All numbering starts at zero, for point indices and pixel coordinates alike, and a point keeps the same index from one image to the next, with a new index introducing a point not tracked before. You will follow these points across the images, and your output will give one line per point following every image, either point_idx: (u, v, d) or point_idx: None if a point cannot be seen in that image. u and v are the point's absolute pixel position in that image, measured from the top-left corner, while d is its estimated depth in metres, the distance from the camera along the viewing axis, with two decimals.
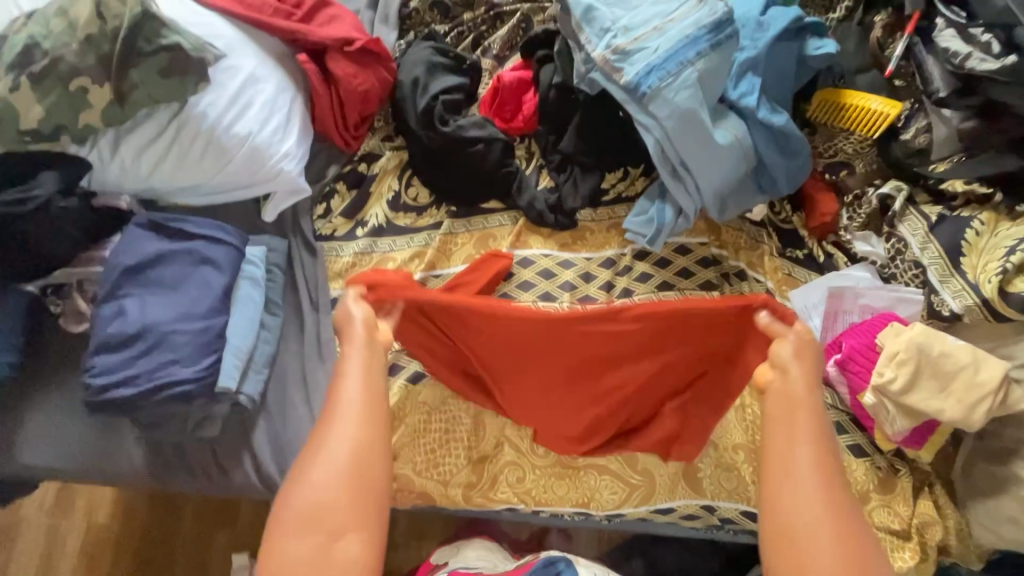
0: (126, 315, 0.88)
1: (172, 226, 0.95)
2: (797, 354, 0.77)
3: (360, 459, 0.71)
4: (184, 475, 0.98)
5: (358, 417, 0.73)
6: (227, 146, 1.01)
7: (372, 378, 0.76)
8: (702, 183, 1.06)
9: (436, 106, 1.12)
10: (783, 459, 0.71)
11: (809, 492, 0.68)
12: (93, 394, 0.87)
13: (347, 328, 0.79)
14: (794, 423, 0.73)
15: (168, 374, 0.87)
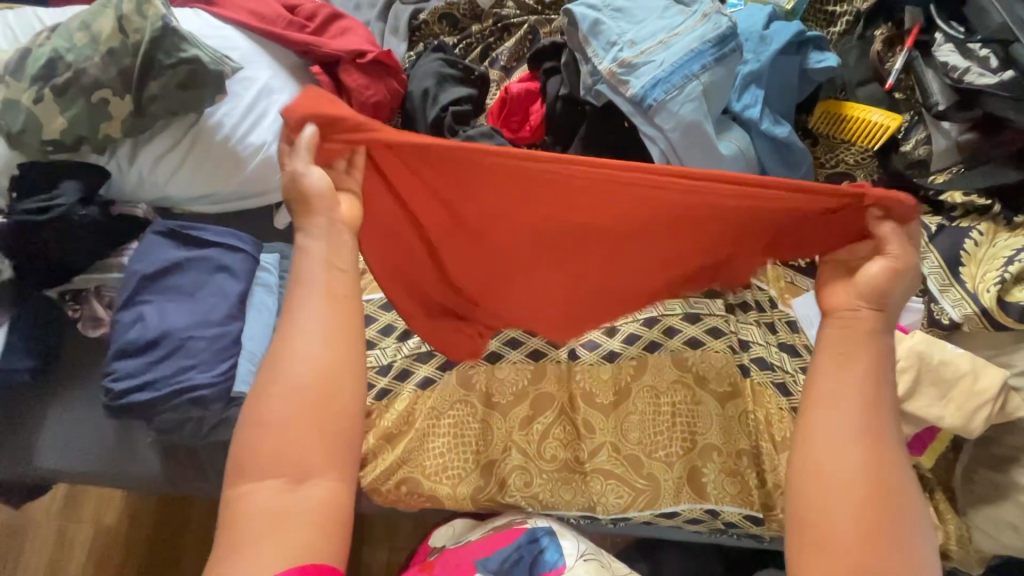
0: (146, 320, 0.90)
1: (188, 233, 0.97)
2: (882, 277, 0.69)
3: (327, 385, 0.63)
4: (198, 478, 1.00)
5: (327, 338, 0.64)
6: (242, 155, 1.04)
7: (340, 305, 0.65)
8: None
9: (445, 117, 1.14)
10: (830, 393, 0.67)
11: (847, 427, 0.66)
12: (112, 398, 0.89)
13: (310, 209, 0.66)
14: (844, 360, 0.68)
15: (186, 379, 0.89)
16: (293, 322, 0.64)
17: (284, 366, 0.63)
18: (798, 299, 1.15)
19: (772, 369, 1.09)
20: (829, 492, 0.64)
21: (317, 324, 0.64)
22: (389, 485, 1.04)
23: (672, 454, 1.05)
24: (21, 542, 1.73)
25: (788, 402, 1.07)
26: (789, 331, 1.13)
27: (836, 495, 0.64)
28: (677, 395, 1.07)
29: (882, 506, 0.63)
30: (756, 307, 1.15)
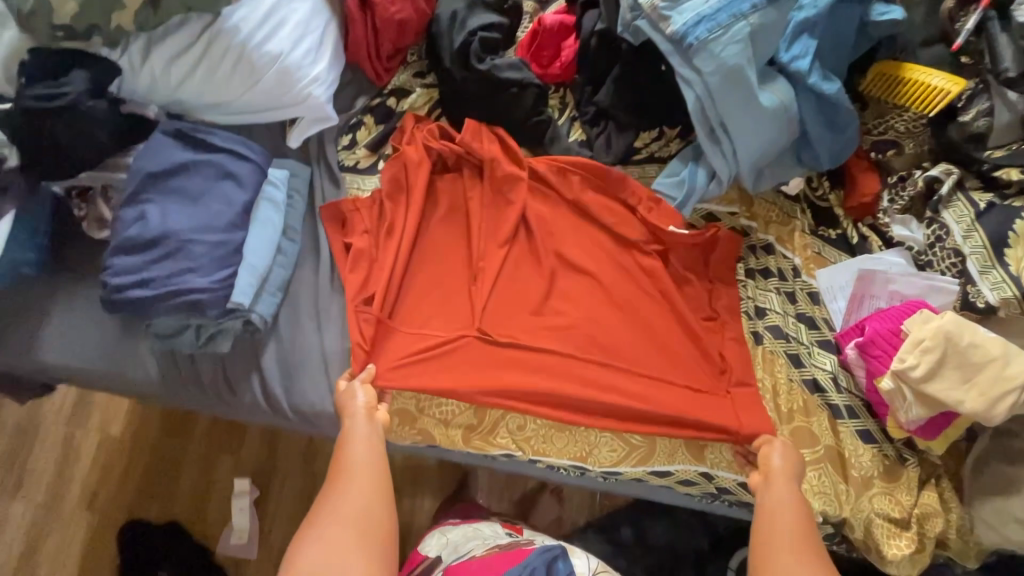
0: (146, 220, 0.88)
1: (197, 137, 0.95)
2: (784, 460, 0.94)
3: (367, 500, 0.88)
4: (193, 388, 1.00)
5: (370, 468, 0.91)
6: (256, 65, 0.99)
7: (373, 442, 0.93)
8: (740, 148, 1.01)
9: (472, 42, 1.07)
10: (775, 507, 0.90)
11: (790, 533, 0.87)
12: (110, 292, 0.89)
13: (348, 404, 0.95)
14: (773, 484, 0.92)
15: (183, 282, 0.88)
16: (346, 466, 0.90)
17: (339, 491, 0.88)
18: (823, 269, 1.10)
19: (786, 339, 1.06)
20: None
21: (359, 456, 0.91)
22: None
23: None
24: (31, 444, 1.80)
25: (798, 373, 1.04)
26: (809, 303, 1.09)
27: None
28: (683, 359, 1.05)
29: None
30: (778, 274, 1.10)
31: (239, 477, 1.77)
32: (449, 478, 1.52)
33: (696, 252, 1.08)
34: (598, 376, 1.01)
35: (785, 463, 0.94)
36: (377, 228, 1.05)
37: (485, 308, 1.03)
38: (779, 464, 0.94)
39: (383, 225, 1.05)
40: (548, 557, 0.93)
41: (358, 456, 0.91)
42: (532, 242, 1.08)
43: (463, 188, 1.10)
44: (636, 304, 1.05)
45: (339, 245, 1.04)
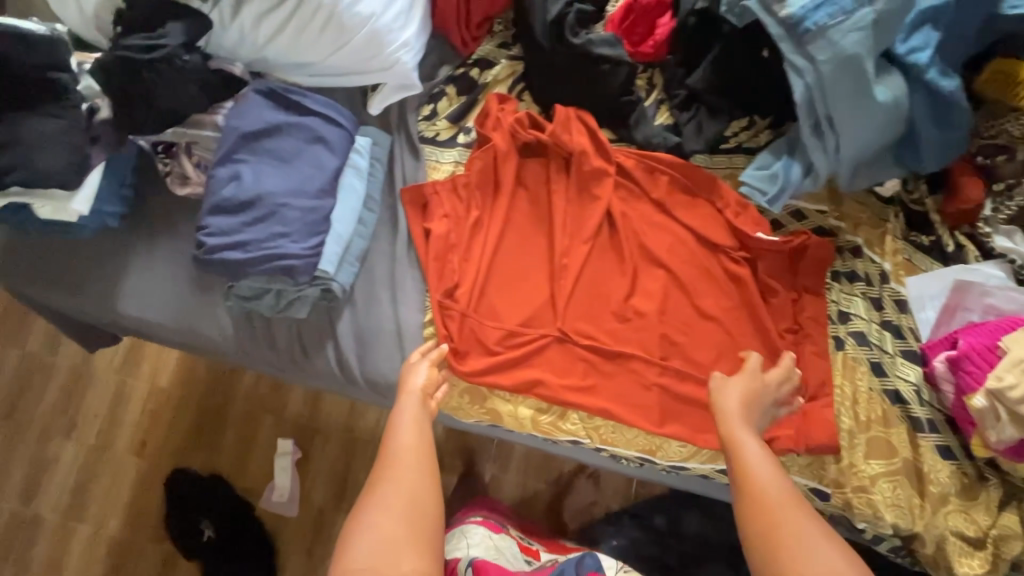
0: (242, 180, 0.88)
1: (290, 97, 0.93)
2: (741, 401, 0.91)
3: (415, 488, 0.86)
4: (268, 350, 1.01)
5: (414, 457, 0.88)
6: (346, 26, 0.96)
7: (423, 426, 0.92)
8: (844, 144, 0.96)
9: (568, 14, 1.03)
10: (753, 462, 0.84)
11: (774, 486, 0.81)
12: (205, 252, 0.88)
13: (409, 378, 0.94)
14: (738, 436, 0.87)
15: (278, 248, 0.88)
16: (394, 451, 0.89)
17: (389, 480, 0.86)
18: (913, 277, 1.05)
19: (869, 347, 1.02)
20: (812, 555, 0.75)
21: (406, 444, 0.89)
22: (452, 392, 1.01)
23: None
24: (84, 389, 1.84)
25: (879, 383, 1.01)
26: (896, 310, 1.04)
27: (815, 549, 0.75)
28: (760, 360, 1.02)
29: (799, 531, 0.77)
30: (865, 279, 1.06)
31: (282, 437, 1.80)
32: (483, 457, 1.57)
33: (784, 262, 1.04)
34: (674, 385, 1.01)
35: (741, 395, 0.92)
36: (462, 217, 1.04)
37: (569, 302, 1.04)
38: (733, 398, 0.91)
39: (474, 218, 1.04)
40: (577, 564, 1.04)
41: (407, 443, 0.89)
42: (612, 239, 1.07)
43: (549, 178, 1.07)
44: (718, 312, 1.04)
45: (423, 229, 1.03)
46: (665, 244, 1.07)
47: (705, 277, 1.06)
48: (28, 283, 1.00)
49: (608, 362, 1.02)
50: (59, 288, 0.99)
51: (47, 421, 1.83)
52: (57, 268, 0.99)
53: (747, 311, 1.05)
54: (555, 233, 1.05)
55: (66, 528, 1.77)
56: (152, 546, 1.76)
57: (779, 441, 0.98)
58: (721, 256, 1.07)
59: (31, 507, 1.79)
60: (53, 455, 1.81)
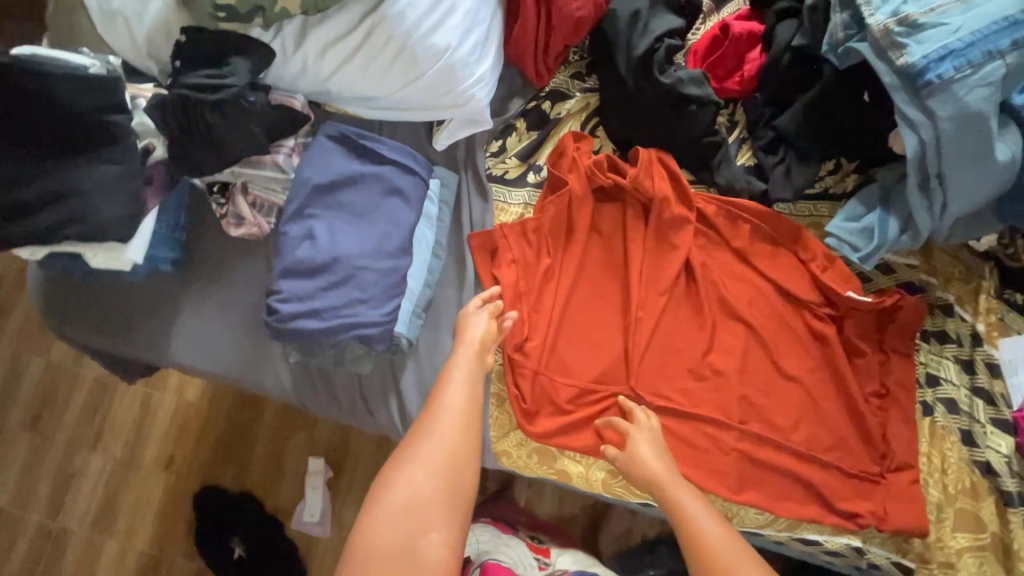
0: (316, 240, 0.85)
1: (364, 144, 0.91)
2: (651, 453, 0.89)
3: (455, 451, 0.83)
4: (326, 403, 0.95)
5: (461, 419, 0.85)
6: (419, 60, 0.89)
7: (472, 388, 0.87)
8: (953, 203, 0.89)
9: (658, 49, 0.96)
10: (698, 518, 0.84)
11: (718, 538, 0.82)
12: (277, 319, 0.84)
13: (466, 331, 0.91)
14: (679, 494, 0.86)
15: (355, 315, 0.84)
16: (439, 406, 0.85)
17: (430, 439, 0.84)
18: (1008, 339, 0.98)
19: (959, 414, 0.97)
20: None
21: (454, 405, 0.85)
22: (520, 451, 0.97)
23: (833, 481, 0.96)
24: (108, 401, 1.75)
25: (969, 453, 0.95)
26: (988, 374, 0.97)
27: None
28: (843, 425, 0.97)
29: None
30: (956, 341, 1.00)
31: (313, 456, 1.69)
32: (518, 480, 1.44)
33: (870, 322, 1.00)
34: (752, 449, 0.96)
35: (650, 452, 0.89)
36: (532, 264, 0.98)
37: (644, 357, 0.98)
38: (643, 456, 0.88)
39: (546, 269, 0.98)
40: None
41: (456, 405, 0.85)
42: (688, 290, 1.02)
43: (625, 225, 1.01)
44: (801, 372, 0.99)
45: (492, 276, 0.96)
46: (745, 295, 1.01)
47: (784, 332, 1.00)
48: (75, 327, 0.94)
49: (682, 423, 0.97)
50: (110, 332, 0.94)
51: (71, 433, 1.73)
52: (110, 311, 0.94)
53: (830, 372, 0.99)
54: (630, 285, 0.99)
55: (94, 542, 1.68)
56: (181, 562, 1.67)
57: (862, 512, 0.94)
58: (803, 308, 1.01)
59: (58, 520, 1.69)
60: (79, 467, 1.71)
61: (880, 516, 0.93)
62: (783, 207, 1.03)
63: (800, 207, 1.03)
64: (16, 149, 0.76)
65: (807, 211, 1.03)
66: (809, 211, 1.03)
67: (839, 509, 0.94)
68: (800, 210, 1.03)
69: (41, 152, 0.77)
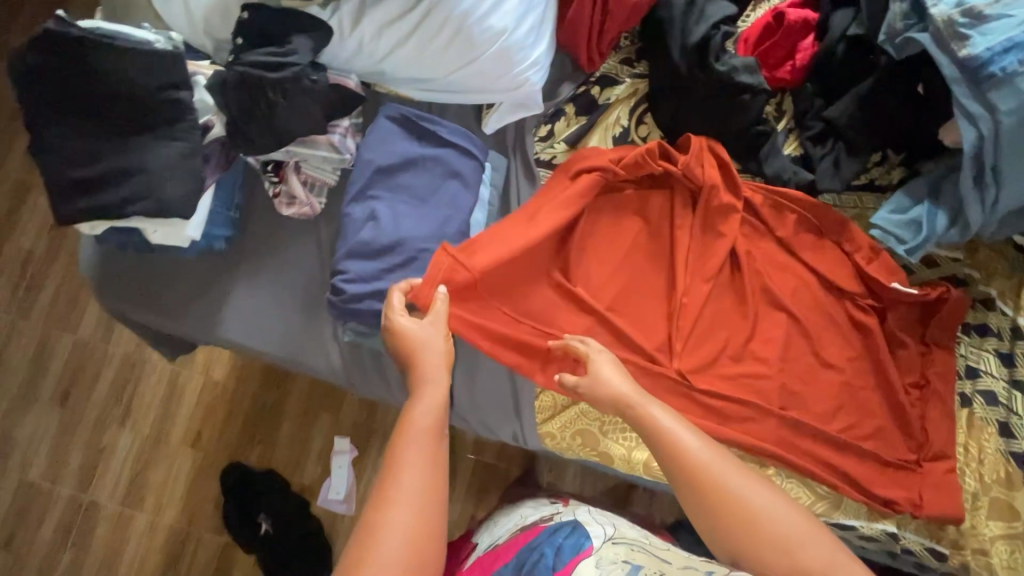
0: (379, 222, 0.87)
1: (424, 126, 0.92)
2: (613, 368, 0.85)
3: (420, 544, 0.64)
4: (375, 382, 0.96)
5: (418, 523, 0.65)
6: (476, 42, 0.88)
7: (430, 445, 0.73)
8: (1006, 197, 0.89)
9: (715, 36, 0.96)
10: (673, 430, 0.77)
11: (699, 445, 0.75)
12: (341, 298, 0.87)
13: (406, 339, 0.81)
14: (647, 399, 0.82)
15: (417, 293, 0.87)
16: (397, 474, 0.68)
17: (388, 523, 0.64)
18: None
19: (998, 406, 0.98)
20: (772, 515, 0.68)
21: (415, 478, 0.68)
22: (564, 434, 0.99)
23: (870, 469, 0.98)
24: (136, 379, 1.76)
25: (1006, 445, 0.96)
26: None
27: (762, 506, 0.68)
28: (881, 415, 0.99)
29: (742, 476, 0.71)
30: (998, 334, 1.00)
31: (338, 436, 1.71)
32: (540, 461, 1.45)
33: (912, 314, 1.01)
34: (793, 436, 0.98)
35: (612, 366, 0.86)
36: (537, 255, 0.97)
37: (688, 338, 0.99)
38: (606, 371, 0.85)
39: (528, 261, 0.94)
40: (555, 540, 0.76)
41: (417, 471, 0.69)
42: (731, 279, 1.02)
43: (672, 213, 1.02)
44: (841, 361, 1.00)
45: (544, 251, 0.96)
46: (790, 284, 1.02)
47: (827, 322, 1.01)
48: (129, 304, 0.95)
49: (724, 412, 0.98)
50: (163, 310, 0.95)
51: (100, 409, 1.75)
52: (162, 290, 0.95)
53: (871, 363, 1.00)
54: (678, 272, 0.99)
55: (125, 516, 1.71)
56: (208, 537, 1.70)
57: (898, 498, 0.96)
58: (846, 299, 1.02)
59: (88, 493, 1.72)
60: (108, 443, 1.74)
61: (914, 502, 0.96)
62: (829, 197, 1.04)
63: (845, 199, 1.04)
64: (83, 126, 0.77)
65: (851, 202, 1.04)
66: (854, 203, 1.04)
67: (876, 495, 0.96)
68: (844, 202, 1.04)
69: (108, 130, 0.78)
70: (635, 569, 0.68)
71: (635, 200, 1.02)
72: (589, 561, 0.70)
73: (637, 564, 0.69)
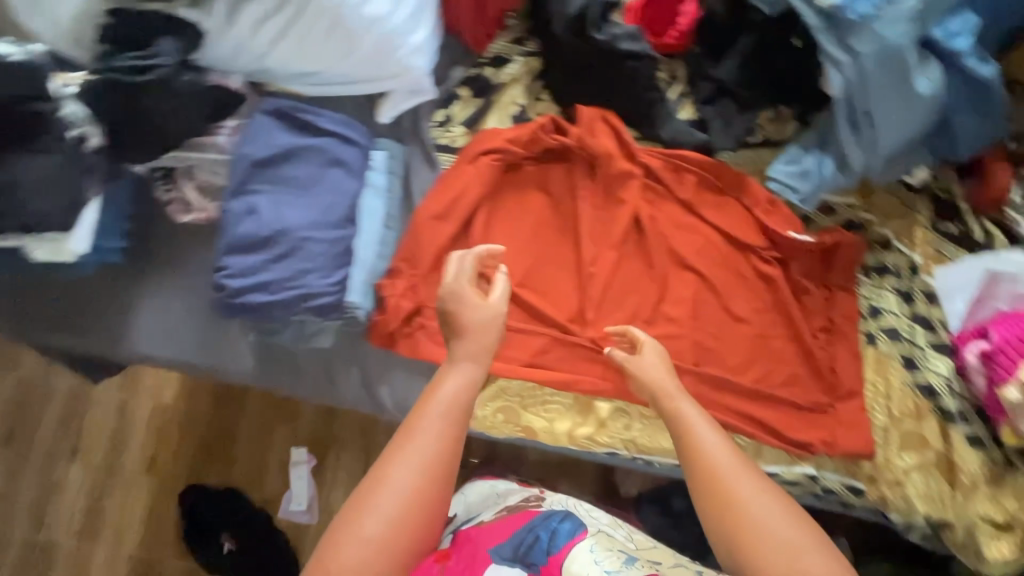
0: (258, 214, 0.85)
1: (300, 117, 0.91)
2: (658, 358, 0.87)
3: (415, 507, 0.66)
4: (289, 380, 0.97)
5: (420, 488, 0.67)
6: (353, 31, 0.89)
7: (452, 427, 0.71)
8: (882, 135, 0.93)
9: (592, 6, 0.96)
10: (693, 426, 0.75)
11: (718, 448, 0.72)
12: (226, 296, 0.85)
13: (458, 307, 0.82)
14: (675, 399, 0.79)
15: (304, 284, 0.86)
16: (408, 440, 0.69)
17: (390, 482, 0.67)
18: (942, 268, 1.04)
19: (900, 341, 1.02)
20: (779, 531, 0.64)
21: (426, 448, 0.69)
22: (485, 411, 1.00)
23: (785, 415, 1.00)
24: (82, 411, 1.72)
25: (911, 377, 1.01)
26: (925, 302, 1.03)
27: (768, 515, 0.65)
28: (793, 362, 1.02)
29: (757, 483, 0.68)
30: (895, 272, 1.05)
31: (296, 446, 1.69)
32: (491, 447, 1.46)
33: (816, 261, 1.03)
34: (709, 391, 1.00)
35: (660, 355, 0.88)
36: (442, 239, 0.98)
37: (592, 307, 1.00)
38: (655, 356, 0.87)
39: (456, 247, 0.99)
40: (551, 524, 0.74)
41: (426, 444, 0.69)
42: (638, 246, 1.04)
43: (574, 185, 1.03)
44: (750, 314, 1.02)
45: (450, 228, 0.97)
46: (696, 244, 1.04)
47: (733, 279, 1.03)
48: (33, 327, 0.94)
49: None
50: (67, 330, 0.94)
51: (48, 445, 1.71)
52: (65, 310, 0.94)
53: (777, 314, 1.03)
54: (583, 245, 1.02)
55: (83, 551, 1.68)
56: (171, 562, 1.67)
57: (813, 441, 0.99)
58: (749, 253, 1.04)
59: (43, 532, 1.68)
60: (59, 478, 1.70)
61: (827, 443, 0.98)
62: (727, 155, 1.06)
63: (741, 156, 1.06)
64: None
65: (750, 159, 1.06)
66: (752, 159, 1.06)
67: (787, 440, 0.99)
68: (740, 159, 1.06)
69: None
70: (630, 559, 0.69)
71: (537, 175, 1.04)
72: (583, 545, 0.70)
73: (631, 556, 0.70)
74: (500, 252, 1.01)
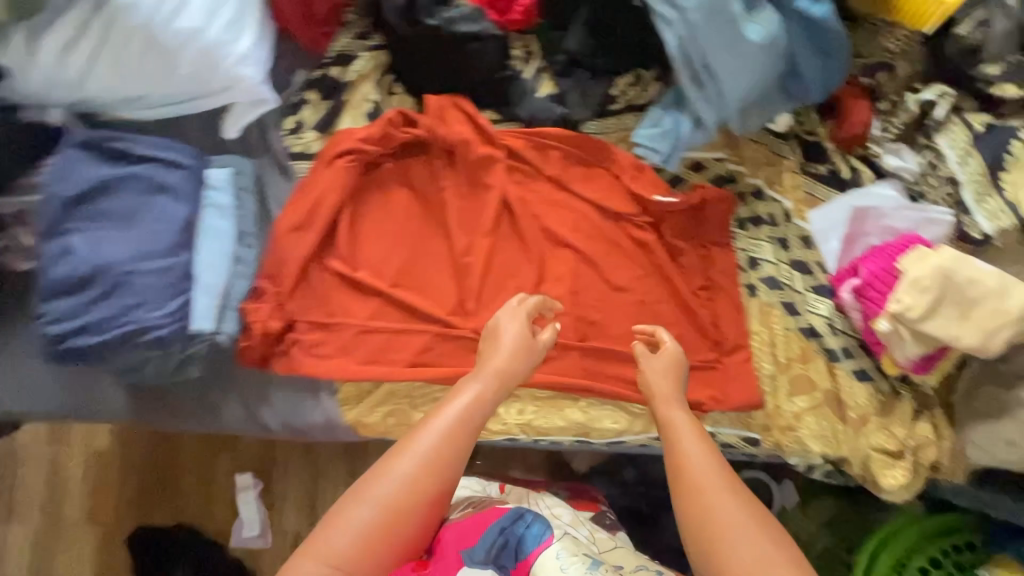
0: (72, 253, 0.81)
1: (114, 145, 0.87)
2: (666, 360, 0.87)
3: (410, 506, 0.65)
4: (167, 414, 0.95)
5: (416, 487, 0.65)
6: (168, 48, 0.85)
7: (462, 441, 0.69)
8: (726, 88, 0.92)
9: None
10: (681, 436, 0.72)
11: (701, 462, 0.69)
12: (52, 343, 0.82)
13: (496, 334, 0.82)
14: (668, 407, 0.78)
15: (133, 319, 0.82)
16: (416, 440, 0.68)
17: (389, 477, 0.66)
18: (815, 211, 1.04)
19: (780, 288, 1.02)
20: (760, 554, 0.61)
21: (433, 451, 0.67)
22: (373, 416, 0.97)
23: None
24: None
25: (794, 321, 1.02)
26: (803, 247, 1.03)
27: (744, 543, 0.62)
28: (678, 324, 1.02)
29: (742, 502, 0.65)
30: (769, 220, 1.05)
31: (240, 471, 1.55)
32: None
33: (686, 220, 1.03)
34: (597, 364, 1.00)
35: (673, 354, 0.88)
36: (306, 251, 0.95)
37: (472, 299, 0.99)
38: (669, 354, 0.88)
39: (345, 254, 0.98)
40: (521, 527, 0.71)
41: (431, 451, 0.67)
42: (511, 229, 1.03)
43: (437, 177, 1.02)
44: (630, 282, 1.02)
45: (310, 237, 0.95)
46: (570, 219, 1.03)
47: (610, 250, 1.03)
48: None
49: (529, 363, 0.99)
50: None
51: None
52: None
53: (656, 279, 1.03)
54: (452, 237, 1.00)
55: None
56: None
57: (704, 399, 1.00)
58: (621, 222, 1.04)
59: None
60: None
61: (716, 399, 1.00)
62: (591, 127, 1.05)
63: (605, 125, 1.05)
64: None
65: (614, 127, 1.05)
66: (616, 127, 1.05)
67: None
68: (604, 128, 1.05)
69: None
70: (596, 562, 0.66)
71: (399, 172, 1.02)
72: (551, 550, 0.67)
73: (597, 559, 0.67)
74: (370, 254, 0.99)
